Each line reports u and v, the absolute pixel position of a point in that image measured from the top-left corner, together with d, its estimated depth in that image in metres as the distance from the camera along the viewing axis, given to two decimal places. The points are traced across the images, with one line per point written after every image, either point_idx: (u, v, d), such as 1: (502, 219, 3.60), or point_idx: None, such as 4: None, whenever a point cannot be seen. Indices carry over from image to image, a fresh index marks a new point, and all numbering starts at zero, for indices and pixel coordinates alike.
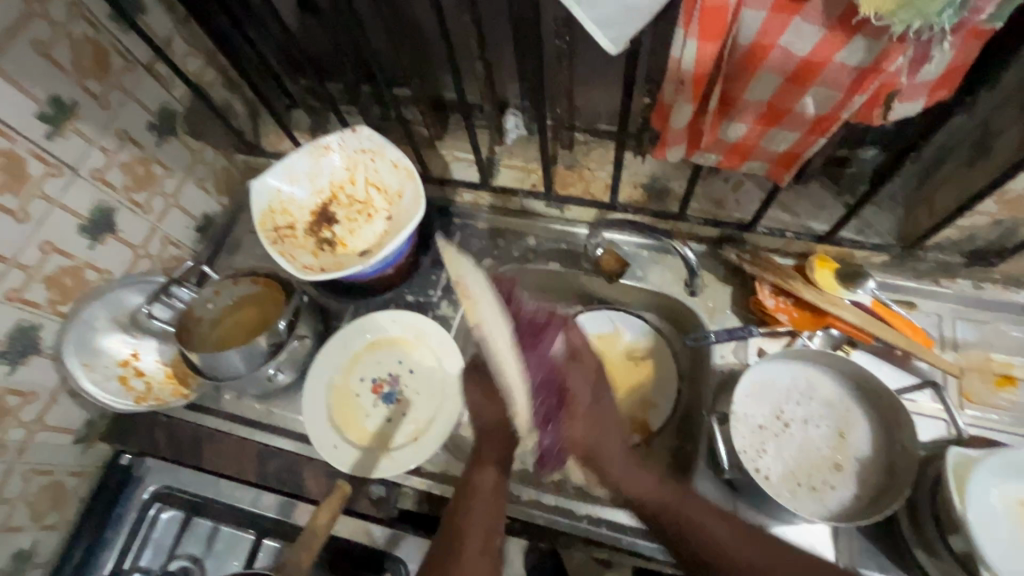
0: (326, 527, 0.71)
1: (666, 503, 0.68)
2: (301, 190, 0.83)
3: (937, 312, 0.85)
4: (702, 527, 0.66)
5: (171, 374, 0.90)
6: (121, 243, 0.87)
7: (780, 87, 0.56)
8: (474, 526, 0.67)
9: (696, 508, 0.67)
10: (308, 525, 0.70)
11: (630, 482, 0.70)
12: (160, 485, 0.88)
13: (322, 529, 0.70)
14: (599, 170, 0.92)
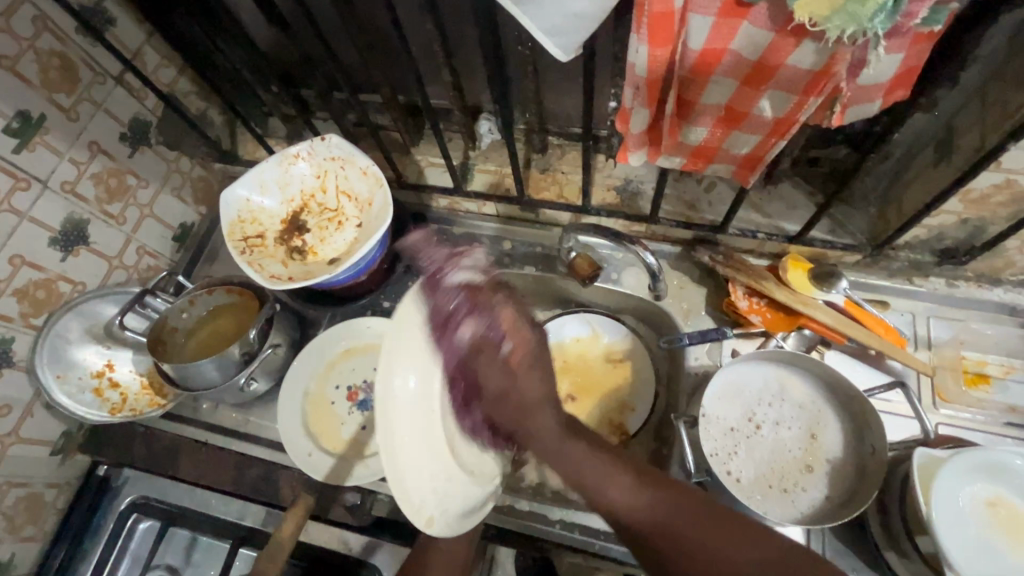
0: (290, 540, 0.70)
1: (603, 479, 0.58)
2: (271, 199, 0.83)
3: (911, 311, 0.84)
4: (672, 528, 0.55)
5: (147, 384, 0.91)
6: (95, 255, 0.87)
7: (736, 90, 0.56)
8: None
9: (635, 488, 0.57)
10: (273, 538, 0.69)
11: (563, 462, 0.59)
12: (137, 495, 0.88)
13: (287, 541, 0.70)
14: (572, 173, 0.92)
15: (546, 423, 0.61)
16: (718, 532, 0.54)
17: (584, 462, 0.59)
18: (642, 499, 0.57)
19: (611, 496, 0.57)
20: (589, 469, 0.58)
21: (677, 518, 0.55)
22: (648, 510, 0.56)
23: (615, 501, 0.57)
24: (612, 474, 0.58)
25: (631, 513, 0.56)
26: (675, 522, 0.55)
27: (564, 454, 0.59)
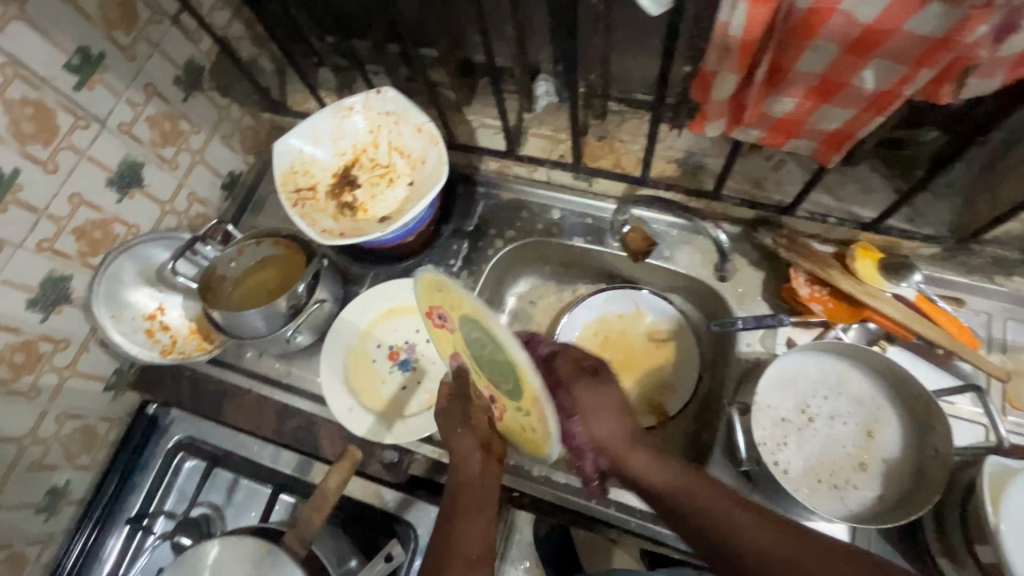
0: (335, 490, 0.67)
1: (670, 481, 0.64)
2: (324, 152, 0.81)
3: (986, 310, 0.79)
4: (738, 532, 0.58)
5: (195, 329, 0.92)
6: (148, 198, 0.87)
7: (837, 58, 0.51)
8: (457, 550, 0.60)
9: (713, 500, 0.61)
10: (319, 487, 0.66)
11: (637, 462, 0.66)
12: (183, 435, 0.91)
13: (332, 491, 0.67)
14: (632, 142, 0.88)
15: (614, 429, 0.68)
16: (811, 556, 0.55)
17: (658, 466, 0.65)
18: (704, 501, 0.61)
19: (677, 499, 0.63)
20: (660, 471, 0.65)
21: (758, 534, 0.57)
22: (730, 523, 0.59)
23: (689, 509, 0.61)
24: (681, 479, 0.64)
25: (703, 519, 0.60)
26: (760, 541, 0.57)
27: (636, 456, 0.67)
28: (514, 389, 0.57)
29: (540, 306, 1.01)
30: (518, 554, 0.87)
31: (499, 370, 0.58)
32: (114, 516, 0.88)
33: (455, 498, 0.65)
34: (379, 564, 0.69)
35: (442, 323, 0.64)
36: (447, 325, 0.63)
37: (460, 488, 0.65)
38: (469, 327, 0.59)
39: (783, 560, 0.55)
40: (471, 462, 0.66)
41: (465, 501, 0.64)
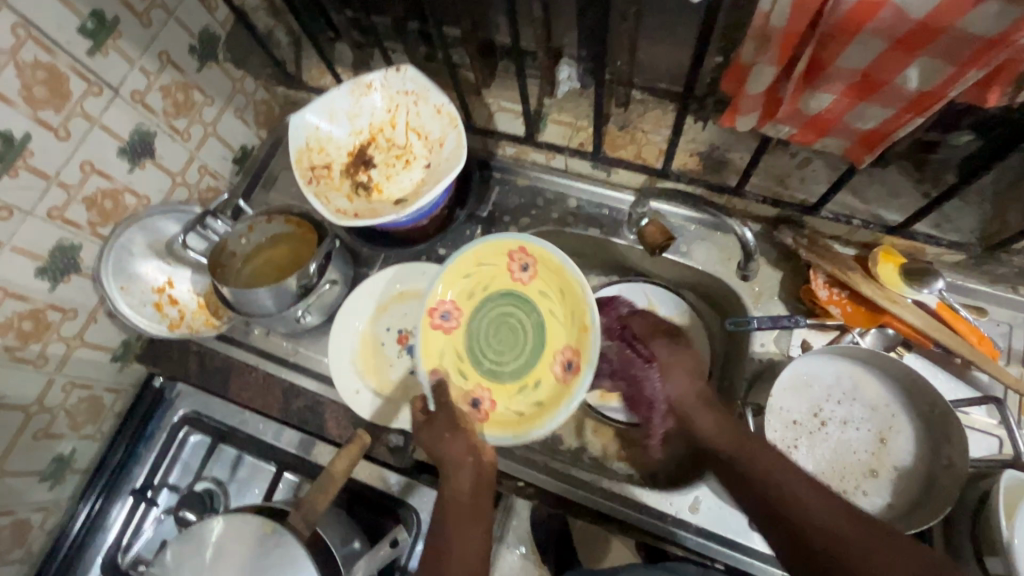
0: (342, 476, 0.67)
1: (734, 436, 0.67)
2: (340, 129, 0.79)
3: (1008, 321, 0.78)
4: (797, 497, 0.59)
5: (203, 304, 0.92)
6: (160, 169, 0.86)
7: (881, 54, 0.49)
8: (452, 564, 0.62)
9: (775, 462, 0.62)
10: (324, 473, 0.66)
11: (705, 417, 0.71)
12: (189, 409, 0.91)
13: (340, 476, 0.67)
14: (654, 133, 0.86)
15: (685, 385, 0.75)
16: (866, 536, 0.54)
17: (724, 425, 0.69)
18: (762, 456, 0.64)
19: (738, 456, 0.65)
20: (725, 428, 0.68)
21: (814, 497, 0.59)
22: (785, 482, 0.61)
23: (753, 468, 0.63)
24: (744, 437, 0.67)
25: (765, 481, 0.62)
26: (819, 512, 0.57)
27: (705, 414, 0.71)
28: (526, 361, 0.79)
29: None
30: (514, 539, 0.89)
31: (524, 341, 0.80)
32: (120, 485, 0.88)
33: (447, 510, 0.65)
34: (382, 551, 0.68)
35: (525, 273, 0.79)
36: (451, 322, 0.80)
37: (452, 499, 0.65)
38: (532, 308, 0.80)
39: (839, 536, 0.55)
40: (462, 473, 0.66)
41: (457, 513, 0.64)
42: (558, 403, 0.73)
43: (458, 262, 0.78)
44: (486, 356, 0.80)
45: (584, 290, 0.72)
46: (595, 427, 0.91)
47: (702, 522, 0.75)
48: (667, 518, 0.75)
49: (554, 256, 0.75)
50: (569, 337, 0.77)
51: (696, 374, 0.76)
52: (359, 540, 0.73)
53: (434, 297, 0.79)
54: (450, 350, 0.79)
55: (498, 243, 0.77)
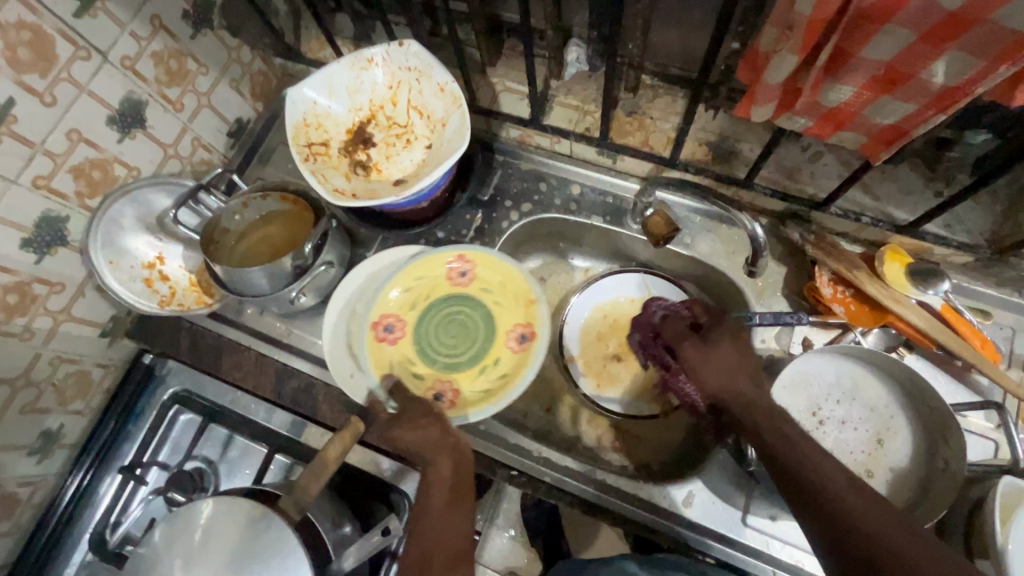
0: (337, 460, 0.64)
1: (816, 467, 0.56)
2: (339, 105, 0.76)
3: (1012, 325, 0.77)
4: (840, 498, 0.53)
5: (195, 282, 0.89)
6: (151, 140, 0.83)
7: (908, 46, 0.47)
8: (438, 546, 0.60)
9: (820, 458, 0.56)
10: (318, 456, 0.63)
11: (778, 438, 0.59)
12: (180, 387, 0.89)
13: (332, 463, 0.64)
14: (662, 121, 0.83)
15: (734, 382, 0.64)
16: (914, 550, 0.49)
17: (804, 451, 0.57)
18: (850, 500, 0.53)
19: (780, 447, 0.58)
20: (804, 454, 0.57)
21: (904, 548, 0.49)
22: (870, 527, 0.51)
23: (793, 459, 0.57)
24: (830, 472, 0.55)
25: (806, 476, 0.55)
26: (864, 516, 0.52)
27: (778, 431, 0.59)
28: (477, 351, 0.84)
29: (550, 284, 0.99)
30: (504, 523, 0.98)
31: (473, 333, 0.85)
32: (108, 461, 0.87)
33: (430, 498, 0.63)
34: (373, 538, 0.65)
35: (460, 275, 0.85)
36: (396, 333, 0.84)
37: (434, 486, 0.64)
38: (473, 305, 0.86)
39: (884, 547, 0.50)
40: (442, 462, 0.65)
41: (440, 499, 0.63)
42: (521, 370, 0.80)
43: (398, 277, 0.85)
44: (439, 355, 0.84)
45: (522, 271, 0.82)
46: (590, 418, 0.91)
47: (695, 517, 0.75)
48: (660, 512, 0.75)
49: (492, 254, 0.84)
50: (516, 315, 0.83)
51: (746, 370, 0.65)
52: (349, 525, 0.73)
53: (376, 313, 0.84)
54: (400, 359, 0.83)
55: (432, 255, 0.85)
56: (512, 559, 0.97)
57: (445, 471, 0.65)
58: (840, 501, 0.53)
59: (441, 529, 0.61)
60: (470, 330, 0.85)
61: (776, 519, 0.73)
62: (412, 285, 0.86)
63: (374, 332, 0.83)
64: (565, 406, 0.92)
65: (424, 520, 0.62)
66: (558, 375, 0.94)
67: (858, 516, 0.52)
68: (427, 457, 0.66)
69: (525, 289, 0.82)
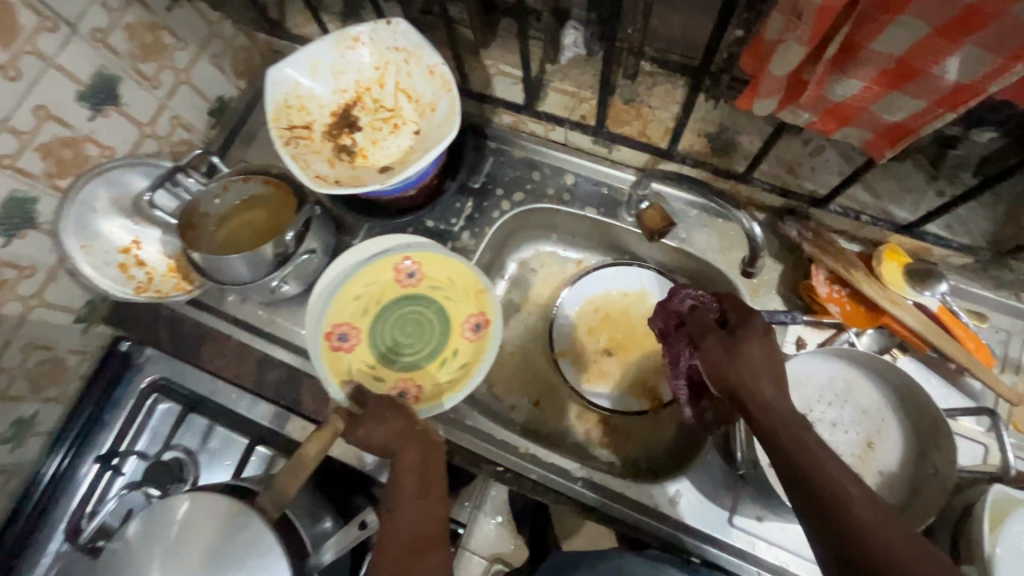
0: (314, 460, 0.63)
1: (840, 486, 0.49)
2: (322, 86, 0.72)
3: (1008, 328, 0.76)
4: (854, 511, 0.48)
5: (174, 268, 0.86)
6: (125, 118, 0.79)
7: (922, 39, 0.45)
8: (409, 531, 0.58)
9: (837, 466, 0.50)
10: (296, 455, 0.62)
11: (802, 453, 0.51)
12: (158, 376, 0.87)
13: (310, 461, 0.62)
14: (661, 110, 0.80)
15: (762, 390, 0.55)
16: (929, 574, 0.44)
17: (828, 467, 0.50)
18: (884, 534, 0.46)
19: (795, 449, 0.52)
20: (830, 474, 0.50)
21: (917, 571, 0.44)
22: (883, 545, 0.46)
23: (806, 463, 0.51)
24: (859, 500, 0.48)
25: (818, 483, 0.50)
26: (877, 532, 0.46)
27: (800, 443, 0.52)
28: (432, 349, 0.81)
29: (542, 276, 0.96)
30: (492, 509, 0.96)
31: (427, 331, 0.82)
32: (84, 450, 0.85)
33: (398, 485, 0.61)
34: (352, 530, 0.63)
35: (409, 277, 0.83)
36: (349, 342, 0.80)
37: (403, 474, 0.61)
38: (424, 304, 0.83)
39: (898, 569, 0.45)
40: (410, 447, 0.63)
41: (409, 488, 0.60)
42: (480, 359, 0.79)
43: (349, 284, 0.81)
44: (397, 357, 0.81)
45: (471, 267, 0.81)
46: (578, 413, 0.89)
47: (681, 516, 0.74)
48: (647, 511, 0.74)
49: (438, 252, 0.82)
50: (468, 307, 0.82)
51: (776, 377, 0.56)
52: (330, 519, 0.72)
53: (328, 323, 0.80)
54: (357, 366, 0.80)
55: (380, 260, 0.82)
56: (499, 546, 0.95)
57: (412, 459, 0.62)
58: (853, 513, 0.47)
59: (412, 516, 0.59)
60: (424, 329, 0.82)
61: (762, 519, 0.72)
62: (360, 291, 0.82)
63: (326, 343, 0.79)
64: (554, 400, 0.91)
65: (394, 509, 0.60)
66: (548, 369, 0.92)
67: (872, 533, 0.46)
68: (393, 447, 0.63)
69: (474, 281, 0.81)
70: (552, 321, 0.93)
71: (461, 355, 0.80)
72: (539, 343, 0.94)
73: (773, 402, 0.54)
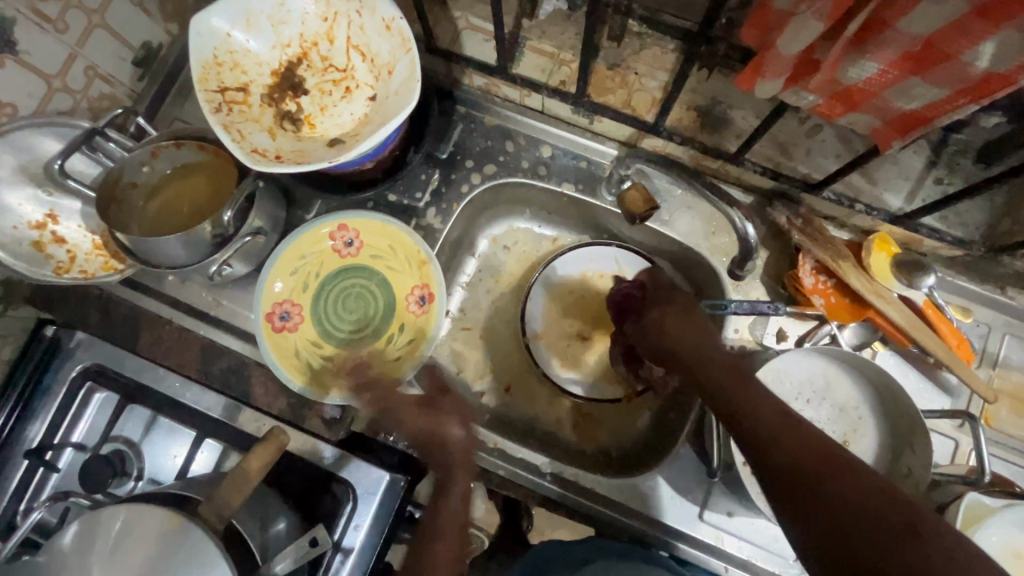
0: (258, 475, 0.61)
1: (756, 408, 0.53)
2: (260, 40, 0.62)
3: (988, 323, 0.74)
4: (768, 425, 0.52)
5: (99, 245, 0.77)
6: (27, 69, 0.67)
7: (958, 18, 0.38)
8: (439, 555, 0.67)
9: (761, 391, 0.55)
10: (239, 467, 0.60)
11: (754, 411, 0.53)
12: (91, 362, 0.77)
13: (255, 476, 0.61)
14: (649, 77, 0.72)
15: (684, 336, 0.63)
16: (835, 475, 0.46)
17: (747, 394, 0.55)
18: (843, 481, 0.45)
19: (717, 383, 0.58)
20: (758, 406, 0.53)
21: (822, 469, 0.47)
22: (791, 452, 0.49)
23: (729, 394, 0.56)
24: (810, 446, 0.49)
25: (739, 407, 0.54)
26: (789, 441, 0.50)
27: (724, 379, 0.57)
28: (378, 323, 0.78)
29: (514, 254, 0.90)
30: None
31: (373, 304, 0.79)
32: (10, 446, 0.75)
33: (442, 504, 0.70)
34: (301, 548, 0.61)
35: (349, 247, 0.78)
36: (293, 321, 0.76)
37: (450, 487, 0.71)
38: (367, 276, 0.79)
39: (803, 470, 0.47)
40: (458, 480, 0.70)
41: (453, 508, 0.70)
42: (427, 334, 0.76)
43: (282, 256, 0.75)
44: (343, 332, 0.78)
45: (408, 232, 0.76)
46: (548, 398, 0.86)
47: (652, 511, 0.72)
48: (618, 508, 0.72)
49: (378, 219, 0.77)
50: (411, 277, 0.78)
51: (694, 327, 0.64)
52: (284, 519, 0.69)
53: (266, 304, 0.74)
54: (304, 345, 0.76)
55: (312, 231, 0.76)
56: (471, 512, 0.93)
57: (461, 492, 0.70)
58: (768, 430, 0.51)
59: (449, 541, 0.68)
60: (370, 303, 0.79)
61: (733, 514, 0.71)
62: (299, 265, 0.77)
63: (267, 324, 0.74)
64: (525, 387, 0.87)
65: (435, 528, 0.69)
66: (519, 355, 0.88)
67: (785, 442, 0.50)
68: (446, 473, 0.71)
69: (416, 249, 0.77)
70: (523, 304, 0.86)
71: (409, 328, 0.77)
72: (510, 327, 0.89)
73: (719, 361, 0.59)
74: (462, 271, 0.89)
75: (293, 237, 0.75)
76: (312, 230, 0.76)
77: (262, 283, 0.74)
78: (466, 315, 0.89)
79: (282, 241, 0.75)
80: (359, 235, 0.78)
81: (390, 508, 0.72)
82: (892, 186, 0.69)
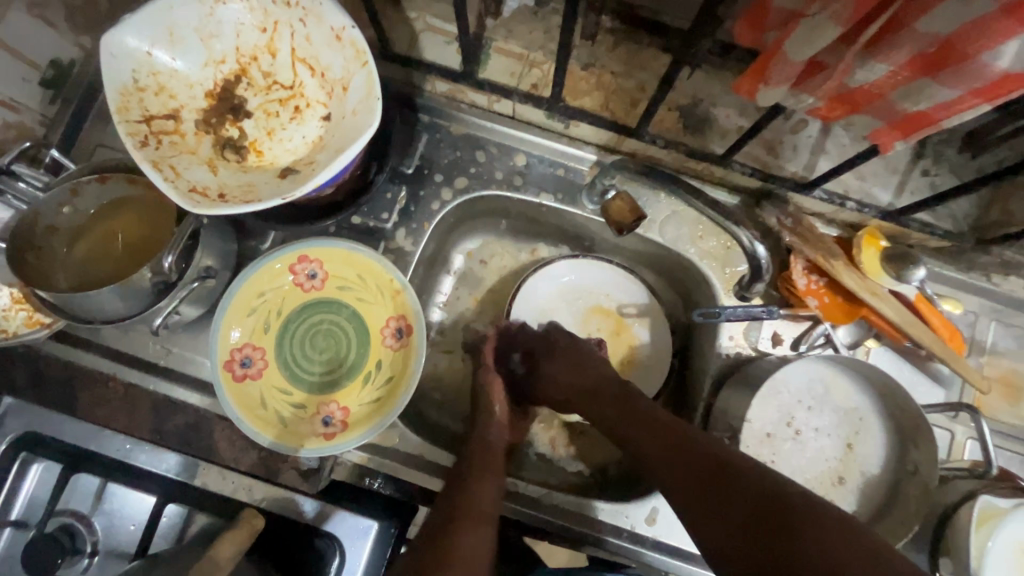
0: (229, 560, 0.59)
1: (645, 445, 0.60)
2: (189, 57, 0.54)
3: (976, 311, 0.73)
4: (654, 456, 0.58)
5: (20, 298, 0.68)
6: None
7: (983, 16, 0.35)
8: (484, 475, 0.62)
9: (651, 420, 0.61)
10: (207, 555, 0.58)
11: (643, 447, 0.60)
12: (25, 432, 0.68)
13: (226, 564, 0.58)
14: (626, 77, 0.68)
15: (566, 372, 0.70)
16: (712, 497, 0.52)
17: (643, 426, 0.61)
18: (731, 500, 0.51)
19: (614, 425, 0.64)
20: (646, 439, 0.60)
21: (697, 494, 0.53)
22: (674, 485, 0.56)
23: (623, 433, 0.62)
24: (686, 473, 0.55)
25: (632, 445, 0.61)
26: (670, 474, 0.56)
27: (625, 416, 0.63)
28: (353, 361, 0.72)
29: (492, 269, 0.84)
30: None
31: (345, 341, 0.72)
32: None
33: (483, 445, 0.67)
34: None
35: (312, 281, 0.71)
36: (256, 368, 0.69)
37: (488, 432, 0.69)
38: (336, 310, 0.72)
39: (683, 496, 0.54)
40: (486, 484, 0.61)
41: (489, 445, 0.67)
42: (406, 369, 0.70)
43: (235, 298, 0.67)
44: (314, 375, 0.71)
45: (378, 260, 0.69)
46: (539, 418, 0.81)
47: (658, 535, 0.69)
48: (624, 533, 0.69)
49: (341, 247, 0.70)
50: (385, 308, 0.71)
51: (578, 364, 0.70)
52: None
53: (223, 351, 0.67)
54: (270, 392, 0.69)
55: (269, 265, 0.69)
56: None
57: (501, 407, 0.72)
58: (651, 461, 0.58)
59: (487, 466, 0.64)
60: (342, 340, 0.72)
61: None
62: (256, 304, 0.69)
63: (227, 375, 0.66)
64: None
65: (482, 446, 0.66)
66: None
67: (671, 472, 0.56)
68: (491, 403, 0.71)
69: (387, 277, 0.70)
70: (519, 286, 0.79)
71: (387, 364, 0.71)
72: None
73: (610, 402, 0.65)
74: (438, 290, 0.83)
75: (247, 275, 0.68)
76: (270, 266, 0.68)
77: (216, 330, 0.66)
78: (446, 339, 0.83)
79: (235, 282, 0.67)
80: (324, 267, 0.71)
81: (381, 556, 0.66)
82: (881, 181, 0.68)
